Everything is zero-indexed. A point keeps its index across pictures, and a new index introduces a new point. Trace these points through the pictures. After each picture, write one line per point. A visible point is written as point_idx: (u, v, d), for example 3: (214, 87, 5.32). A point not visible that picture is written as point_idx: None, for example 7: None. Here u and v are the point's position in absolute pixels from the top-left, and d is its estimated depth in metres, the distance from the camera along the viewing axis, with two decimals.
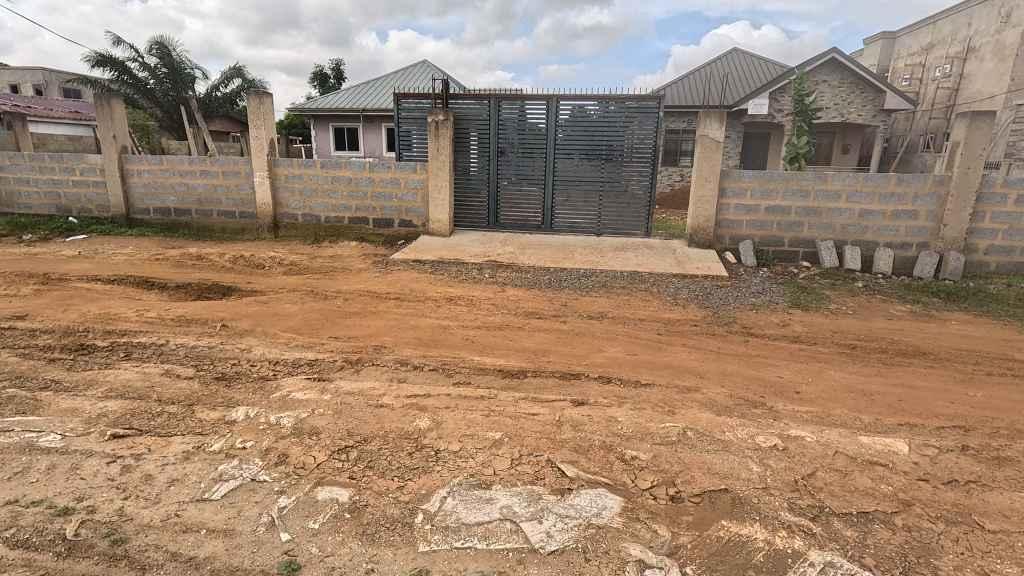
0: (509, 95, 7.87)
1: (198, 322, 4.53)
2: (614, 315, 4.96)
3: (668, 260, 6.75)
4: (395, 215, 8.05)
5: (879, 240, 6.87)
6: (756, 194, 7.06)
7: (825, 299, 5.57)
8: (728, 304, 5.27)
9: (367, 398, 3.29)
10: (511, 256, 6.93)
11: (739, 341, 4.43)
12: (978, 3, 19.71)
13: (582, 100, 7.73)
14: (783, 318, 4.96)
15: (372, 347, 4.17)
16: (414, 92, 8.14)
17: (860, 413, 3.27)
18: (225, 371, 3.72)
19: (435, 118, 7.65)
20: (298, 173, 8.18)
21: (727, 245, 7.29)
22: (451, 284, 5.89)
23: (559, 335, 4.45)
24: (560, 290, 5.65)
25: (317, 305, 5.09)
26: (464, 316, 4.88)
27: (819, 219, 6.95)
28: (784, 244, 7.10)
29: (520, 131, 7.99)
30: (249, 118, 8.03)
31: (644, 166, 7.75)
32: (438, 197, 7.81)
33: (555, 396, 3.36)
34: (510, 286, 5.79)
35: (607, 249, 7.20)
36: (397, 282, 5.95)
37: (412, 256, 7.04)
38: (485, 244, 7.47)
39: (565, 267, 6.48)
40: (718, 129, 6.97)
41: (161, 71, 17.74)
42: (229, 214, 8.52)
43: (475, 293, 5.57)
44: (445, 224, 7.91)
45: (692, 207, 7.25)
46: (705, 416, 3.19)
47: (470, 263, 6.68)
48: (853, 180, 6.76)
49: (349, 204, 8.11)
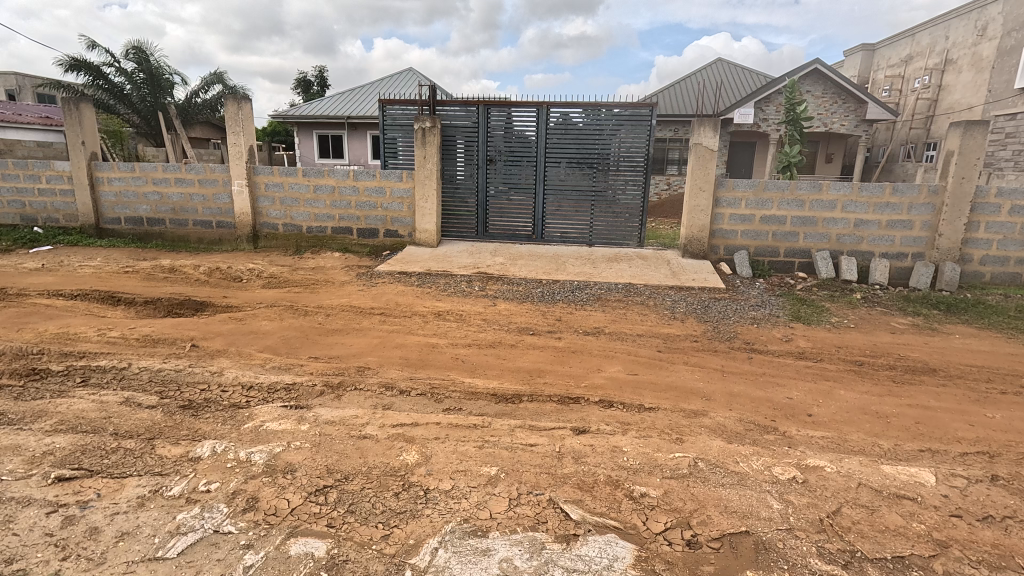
0: (498, 101, 7.66)
1: (165, 342, 4.19)
2: (611, 331, 4.73)
3: (663, 271, 6.56)
4: (380, 224, 7.77)
5: (875, 251, 6.77)
6: (751, 203, 6.93)
7: (825, 312, 5.41)
8: (728, 318, 5.08)
9: (350, 428, 3.00)
10: (502, 267, 6.69)
11: (742, 358, 4.23)
12: (954, 16, 20.17)
13: (572, 107, 7.55)
14: (785, 333, 4.78)
15: (355, 368, 3.88)
16: (400, 98, 7.88)
17: (878, 438, 3.07)
18: (192, 398, 3.40)
19: (421, 125, 7.42)
20: (278, 181, 7.87)
21: (721, 255, 7.13)
22: (439, 297, 5.62)
23: (555, 353, 4.21)
24: (554, 304, 5.42)
25: (296, 322, 4.78)
26: (453, 333, 4.62)
27: (814, 229, 6.84)
28: (780, 254, 6.97)
29: (509, 139, 7.78)
30: (228, 124, 7.71)
31: (636, 175, 7.58)
32: (425, 206, 7.56)
33: (553, 424, 3.10)
34: (501, 300, 5.54)
35: (600, 260, 7.00)
36: (382, 296, 5.66)
37: (397, 268, 6.76)
38: (474, 255, 7.22)
39: (557, 279, 6.26)
40: (712, 137, 6.86)
41: (138, 76, 17.30)
42: (206, 224, 8.15)
43: (465, 307, 5.31)
44: (432, 234, 7.64)
45: (686, 216, 7.09)
46: (716, 444, 2.96)
47: (459, 275, 6.42)
48: (848, 190, 6.66)
49: (332, 214, 7.81)
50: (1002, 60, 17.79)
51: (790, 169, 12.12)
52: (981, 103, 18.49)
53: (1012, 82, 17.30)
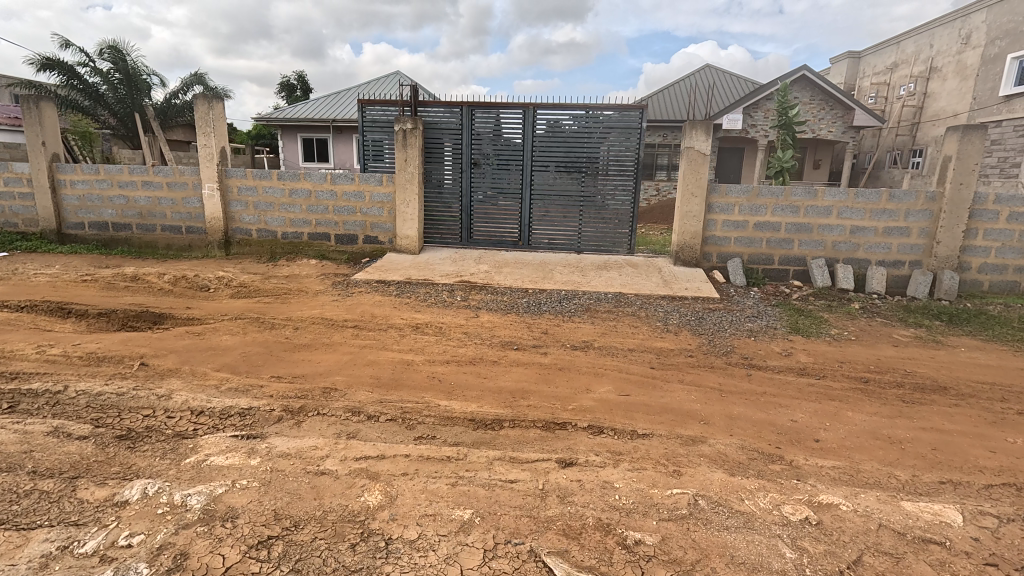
0: (482, 103, 7.36)
1: (112, 361, 3.80)
2: (601, 345, 4.43)
3: (654, 280, 6.28)
4: (359, 230, 7.41)
5: (871, 258, 6.56)
6: (744, 209, 6.69)
7: (824, 323, 5.16)
8: (724, 331, 4.80)
9: (307, 463, 2.65)
10: (486, 276, 6.38)
11: (741, 375, 3.95)
12: (939, 25, 20.34)
13: (560, 110, 7.27)
14: (784, 347, 4.51)
15: (320, 390, 3.53)
16: (379, 99, 7.55)
17: (894, 468, 2.80)
18: (132, 426, 3.02)
19: (403, 126, 7.10)
20: (252, 184, 7.48)
21: (714, 263, 6.88)
22: (418, 309, 5.29)
23: (541, 371, 3.88)
24: (540, 315, 5.11)
25: (261, 336, 4.41)
26: (430, 348, 4.28)
27: (810, 236, 6.62)
28: (774, 262, 6.73)
29: (495, 142, 7.48)
30: (198, 124, 7.31)
31: (626, 180, 7.32)
32: (406, 212, 7.22)
33: (537, 455, 2.78)
34: (484, 311, 5.22)
35: (589, 268, 6.71)
36: (357, 307, 5.31)
37: (376, 276, 6.41)
38: (457, 263, 6.90)
39: (544, 289, 5.95)
40: (705, 141, 6.62)
41: (114, 76, 16.70)
42: (175, 229, 7.74)
43: (445, 320, 4.97)
44: (414, 240, 7.30)
45: (678, 222, 6.83)
46: (718, 477, 2.65)
47: (441, 284, 6.09)
48: (844, 196, 6.45)
49: (309, 219, 7.44)
50: (986, 68, 17.92)
51: (782, 174, 11.96)
52: (966, 110, 18.61)
53: (997, 90, 17.42)
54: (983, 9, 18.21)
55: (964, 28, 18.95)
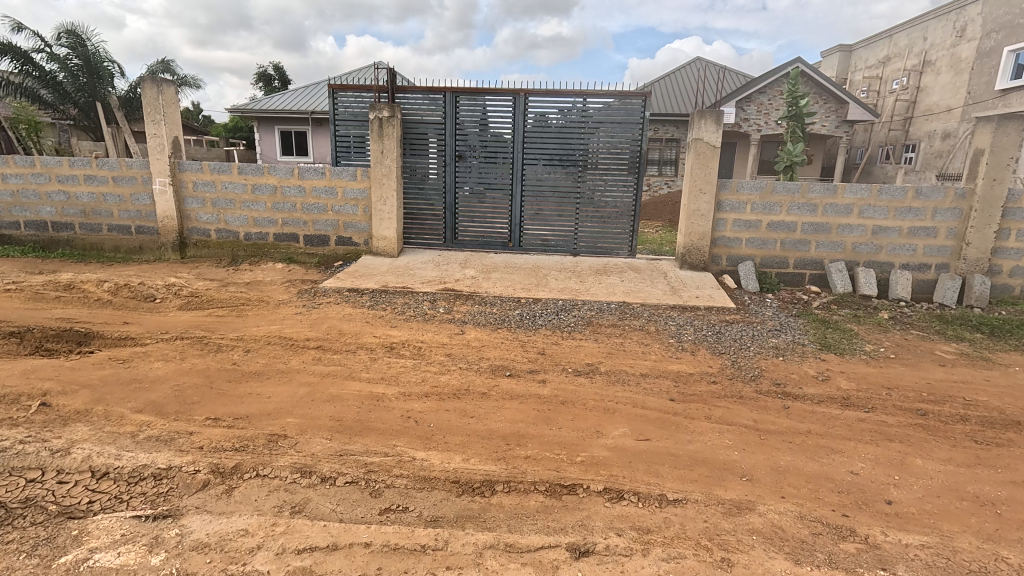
0: (468, 88, 6.62)
1: (3, 402, 3.02)
2: (609, 370, 3.77)
3: (660, 286, 5.64)
4: (330, 231, 6.66)
5: (894, 261, 6.00)
6: (757, 208, 6.07)
7: (856, 337, 4.56)
8: (747, 350, 4.17)
9: (229, 562, 1.94)
10: (473, 283, 5.68)
11: (777, 408, 3.31)
12: (933, 17, 20.00)
13: (555, 97, 6.56)
14: (820, 369, 3.89)
15: (264, 438, 2.80)
16: (353, 85, 6.72)
17: (998, 545, 2.18)
18: (3, 501, 2.27)
19: (378, 114, 6.34)
20: (209, 179, 6.67)
21: (724, 267, 6.27)
22: (395, 324, 4.58)
23: (539, 407, 3.20)
24: (535, 331, 4.43)
25: (202, 363, 3.66)
26: (406, 376, 3.57)
27: (828, 237, 6.03)
28: (789, 265, 6.15)
29: (481, 133, 6.76)
30: (146, 110, 6.46)
31: (626, 175, 6.67)
32: (384, 210, 6.50)
33: (542, 539, 2.11)
34: (471, 326, 4.54)
35: (586, 273, 6.06)
36: (323, 322, 4.58)
37: (348, 283, 5.67)
38: (440, 267, 6.20)
39: (539, 298, 5.28)
40: (715, 132, 5.96)
41: (72, 62, 15.46)
42: (123, 229, 6.90)
43: (426, 337, 4.27)
44: (392, 242, 6.58)
45: (684, 222, 6.20)
46: (781, 568, 2.01)
47: (421, 292, 5.38)
48: (866, 193, 5.86)
49: (274, 218, 6.67)
50: (982, 61, 17.61)
51: (790, 169, 11.36)
52: (961, 104, 18.32)
53: (992, 84, 17.14)
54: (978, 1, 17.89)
55: (959, 20, 18.63)
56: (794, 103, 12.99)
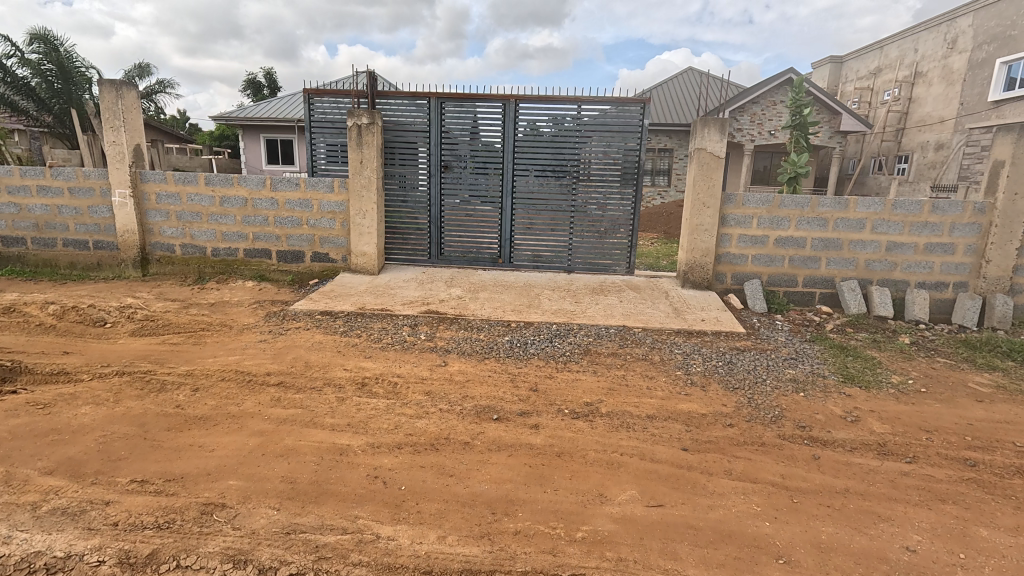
0: (454, 93, 6.18)
1: None
2: (611, 412, 3.29)
3: (662, 308, 5.20)
4: (305, 246, 6.17)
5: (910, 279, 5.62)
6: (764, 223, 5.67)
7: (880, 367, 4.14)
8: (763, 384, 3.72)
9: None
10: (459, 304, 5.21)
11: (807, 459, 2.86)
12: (923, 29, 20.03)
13: (547, 103, 6.14)
14: (847, 408, 3.45)
15: (196, 511, 2.29)
16: (329, 89, 6.21)
17: None
18: None
19: (357, 121, 5.87)
20: (173, 191, 6.16)
21: (729, 285, 5.86)
22: (370, 353, 4.09)
23: (531, 462, 2.73)
24: (527, 363, 3.96)
25: (139, 407, 3.14)
26: (377, 422, 3.08)
27: (839, 253, 5.64)
28: (798, 284, 5.75)
29: (469, 141, 6.31)
30: (104, 116, 5.96)
31: (623, 187, 6.26)
32: (363, 224, 6.02)
33: None
34: (455, 356, 4.06)
35: (582, 292, 5.61)
36: (289, 352, 4.07)
37: (321, 305, 5.17)
38: (424, 286, 5.73)
39: (530, 321, 4.82)
40: (719, 141, 5.55)
41: (46, 68, 14.89)
42: (81, 245, 6.36)
43: (403, 371, 3.79)
44: (373, 258, 6.10)
45: (687, 237, 5.79)
46: None
47: (401, 315, 4.90)
48: (879, 207, 5.49)
49: (245, 232, 6.18)
50: (974, 73, 17.57)
51: (797, 181, 11.04)
52: (953, 116, 18.27)
53: (985, 95, 17.09)
54: (970, 12, 17.90)
55: (949, 33, 18.67)
56: (797, 113, 12.71)
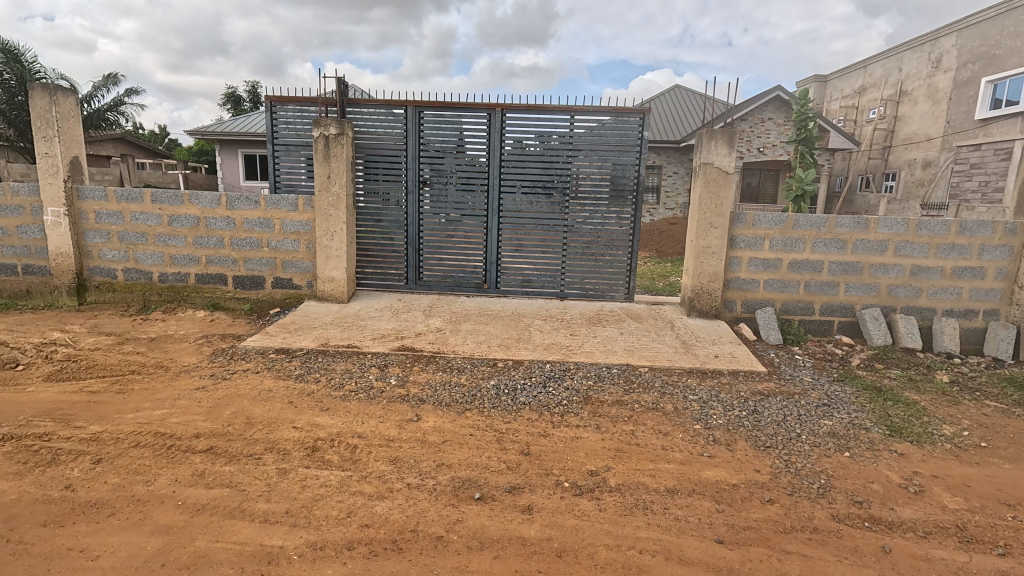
0: (433, 102, 5.60)
1: None
2: (622, 485, 2.65)
3: (669, 341, 4.60)
4: (266, 271, 5.49)
5: (937, 307, 5.11)
6: (776, 245, 5.13)
7: (926, 414, 3.57)
8: (799, 442, 3.11)
9: None
10: (437, 339, 4.55)
11: (877, 554, 2.23)
12: (907, 48, 20.15)
13: (536, 112, 5.58)
14: (905, 473, 2.85)
15: None
16: (294, 96, 5.59)
17: None
18: None
19: (324, 131, 5.24)
20: (115, 209, 5.45)
21: (739, 313, 5.29)
22: (327, 405, 3.39)
23: (524, 571, 2.06)
24: (516, 416, 3.30)
25: (13, 491, 2.41)
26: (324, 508, 2.38)
27: (860, 279, 5.11)
28: (814, 312, 5.21)
29: (450, 155, 5.71)
30: (35, 125, 5.24)
31: (620, 206, 5.70)
32: (331, 247, 5.36)
33: None
34: (430, 408, 3.38)
35: (578, 323, 4.99)
36: (229, 405, 3.36)
37: (278, 340, 4.46)
38: (399, 317, 5.06)
39: (520, 360, 4.17)
40: (727, 155, 5.02)
41: (7, 78, 14.11)
42: (8, 270, 5.60)
43: (365, 430, 3.10)
44: (342, 285, 5.43)
45: (692, 261, 5.23)
46: None
47: (370, 354, 4.22)
48: (903, 228, 4.99)
49: (197, 255, 5.48)
50: (959, 91, 17.60)
51: (799, 201, 10.66)
52: (940, 134, 18.26)
53: (972, 113, 17.08)
54: (953, 32, 18.02)
55: (934, 52, 18.77)
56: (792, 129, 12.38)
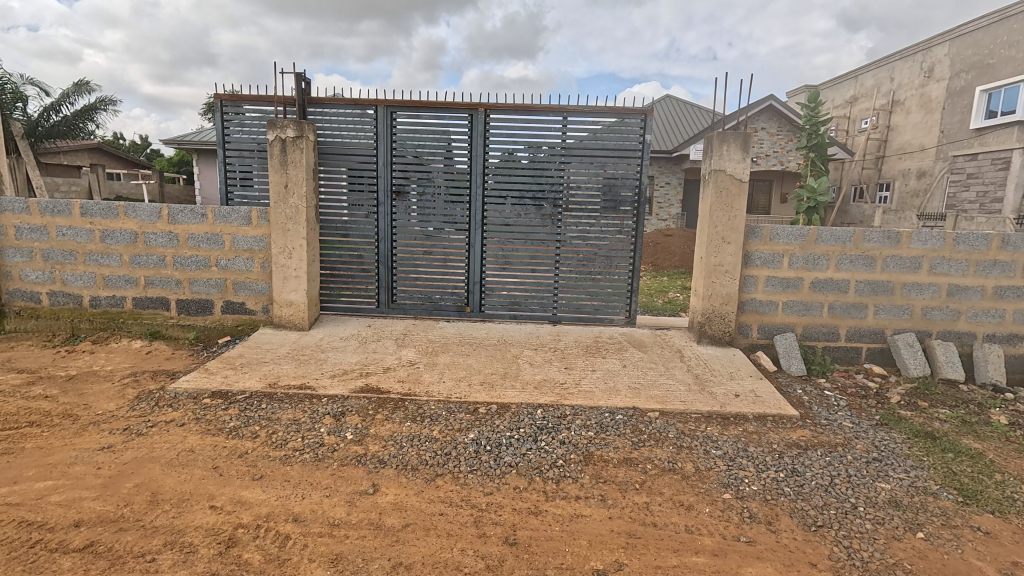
0: (408, 102, 4.95)
1: None
2: None
3: (680, 376, 3.95)
4: (214, 294, 4.77)
5: (976, 332, 4.52)
6: (796, 262, 4.53)
7: (998, 471, 2.93)
8: (858, 518, 2.45)
9: None
10: (409, 377, 3.85)
11: None
12: (898, 58, 19.99)
13: (523, 114, 4.96)
14: (1001, 565, 2.20)
15: None
16: (248, 95, 4.93)
17: None
18: None
19: (280, 134, 4.57)
20: (38, 223, 4.71)
21: (755, 340, 4.67)
22: (261, 473, 2.68)
23: None
24: (499, 486, 2.61)
25: None
26: None
27: (890, 300, 4.52)
28: (839, 337, 4.60)
29: (427, 162, 5.06)
30: None
31: (619, 218, 5.08)
32: (289, 266, 4.67)
33: None
34: (390, 474, 2.69)
35: (574, 354, 4.33)
36: (135, 475, 2.63)
37: (218, 379, 3.74)
38: (366, 348, 4.37)
39: (506, 404, 3.49)
40: (741, 161, 4.42)
41: None
42: None
43: (304, 509, 2.40)
44: (302, 310, 4.73)
45: (702, 281, 4.61)
46: None
47: (326, 398, 3.51)
48: (938, 242, 4.41)
49: (134, 277, 4.76)
50: (953, 101, 17.39)
51: None
52: (934, 143, 18.01)
53: (966, 123, 16.84)
54: (946, 42, 17.83)
55: (926, 61, 18.59)
56: None
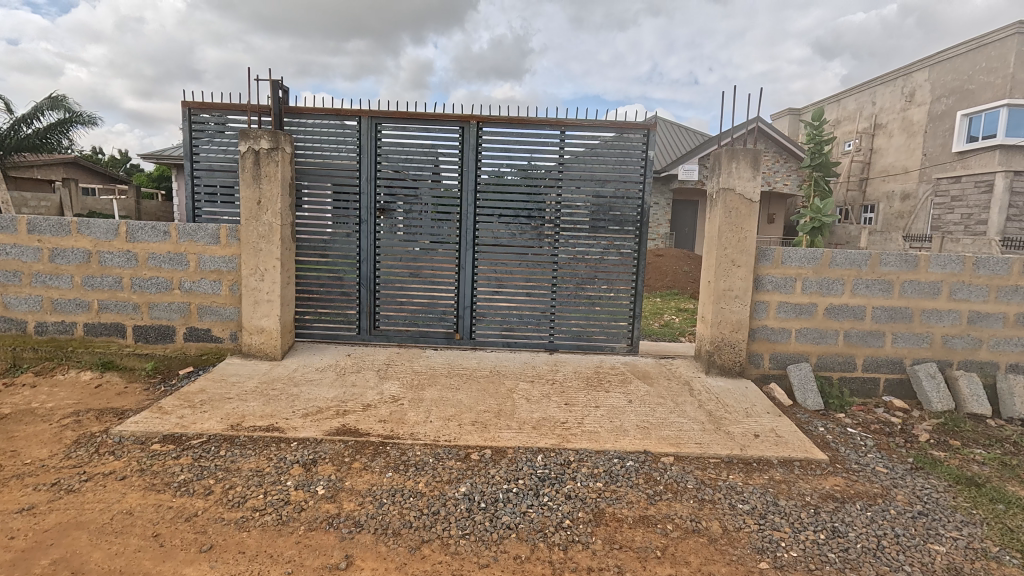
0: (393, 113, 4.62)
1: None
2: None
3: (692, 413, 3.60)
4: (176, 320, 4.32)
5: (999, 361, 4.25)
6: (810, 287, 4.23)
7: None
8: None
9: None
10: (391, 416, 3.42)
11: None
12: (880, 83, 20.36)
13: (517, 128, 4.66)
14: None
15: None
16: (220, 103, 4.55)
17: None
18: None
19: (254, 144, 4.18)
20: None
21: (767, 370, 4.34)
22: (210, 542, 2.22)
23: None
24: (496, 557, 2.19)
25: None
26: None
27: (909, 328, 4.24)
28: (856, 367, 4.30)
29: (414, 177, 4.71)
30: None
31: (619, 239, 4.77)
32: (261, 290, 4.25)
33: None
34: (365, 543, 2.26)
35: (574, 387, 3.95)
36: (53, 548, 2.16)
37: (174, 420, 3.28)
38: (344, 382, 3.94)
39: (501, 448, 3.08)
40: (750, 179, 4.15)
41: None
42: None
43: None
44: (275, 338, 4.29)
45: (710, 307, 4.29)
46: None
47: (296, 443, 3.07)
48: (958, 266, 4.16)
49: (86, 300, 4.29)
50: (935, 124, 17.67)
51: None
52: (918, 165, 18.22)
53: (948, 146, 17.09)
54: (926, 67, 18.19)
55: (907, 86, 18.94)
56: None
